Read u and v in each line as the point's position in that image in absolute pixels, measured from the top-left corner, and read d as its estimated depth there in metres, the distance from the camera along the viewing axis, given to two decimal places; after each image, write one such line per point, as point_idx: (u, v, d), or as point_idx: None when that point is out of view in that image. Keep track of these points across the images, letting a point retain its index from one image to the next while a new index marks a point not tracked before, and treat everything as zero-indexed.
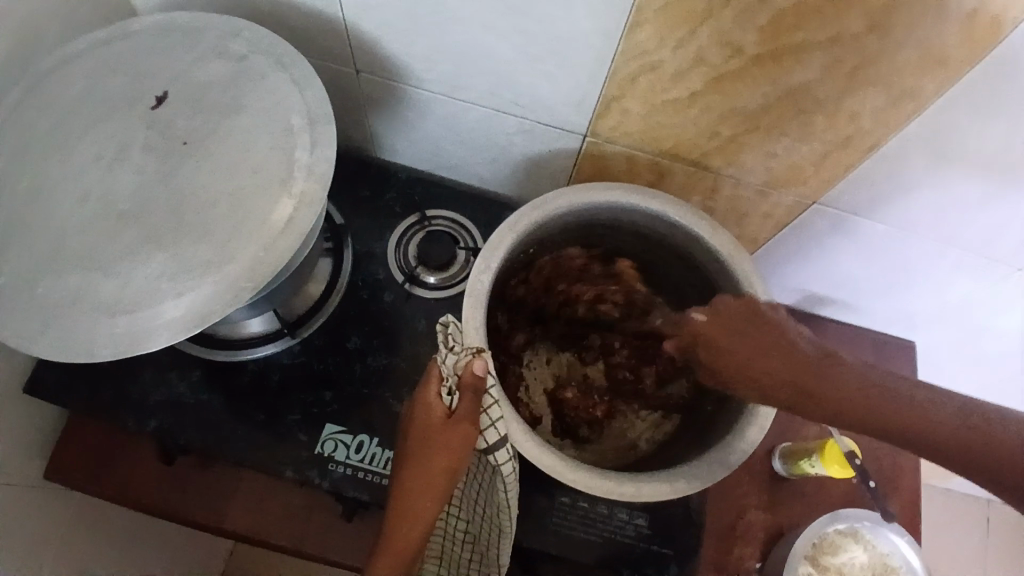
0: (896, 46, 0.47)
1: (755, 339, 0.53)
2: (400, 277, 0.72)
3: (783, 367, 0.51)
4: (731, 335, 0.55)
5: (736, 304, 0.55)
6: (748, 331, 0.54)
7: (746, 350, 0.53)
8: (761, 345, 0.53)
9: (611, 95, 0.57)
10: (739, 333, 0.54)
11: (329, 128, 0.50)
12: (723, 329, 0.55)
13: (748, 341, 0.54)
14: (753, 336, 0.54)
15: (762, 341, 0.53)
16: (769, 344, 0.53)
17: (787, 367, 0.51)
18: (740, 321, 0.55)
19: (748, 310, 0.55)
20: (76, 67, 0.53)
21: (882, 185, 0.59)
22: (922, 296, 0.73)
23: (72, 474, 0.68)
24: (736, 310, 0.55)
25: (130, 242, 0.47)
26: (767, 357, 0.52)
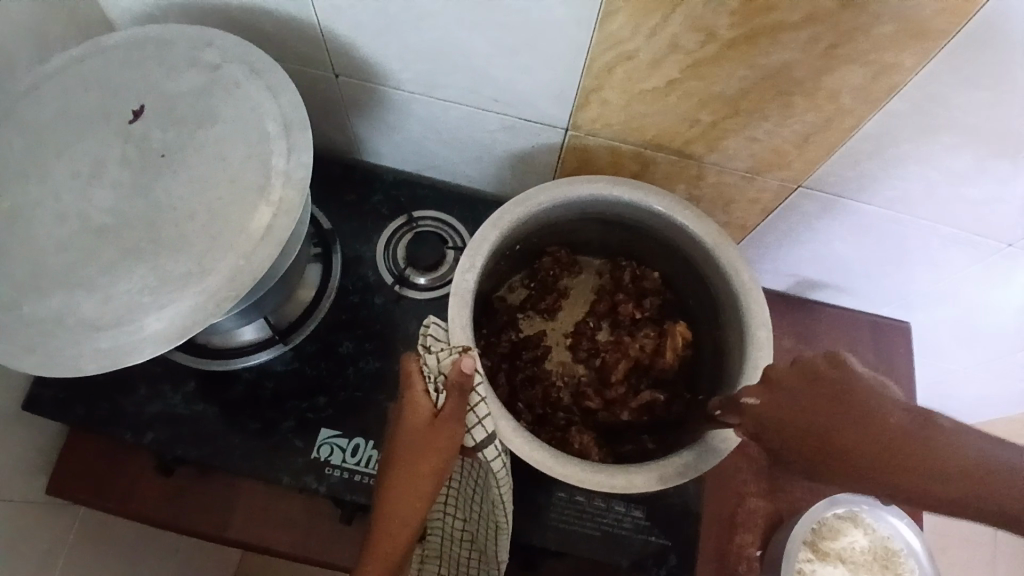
0: (873, 20, 0.46)
1: (841, 408, 0.48)
2: (389, 279, 0.72)
3: (877, 445, 0.46)
4: (812, 404, 0.48)
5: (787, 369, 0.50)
6: (843, 406, 0.48)
7: (821, 424, 0.48)
8: (843, 421, 0.47)
9: (589, 86, 0.57)
10: (803, 393, 0.49)
11: (305, 133, 0.50)
12: (779, 403, 0.50)
13: (828, 409, 0.48)
14: (846, 411, 0.47)
15: (855, 414, 0.47)
16: (862, 421, 0.47)
17: (880, 450, 0.46)
18: (795, 388, 0.50)
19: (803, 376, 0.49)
20: (51, 86, 0.53)
21: (868, 162, 0.58)
22: (916, 274, 0.72)
23: (74, 489, 0.68)
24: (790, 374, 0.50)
25: (110, 258, 0.47)
26: (857, 425, 0.47)
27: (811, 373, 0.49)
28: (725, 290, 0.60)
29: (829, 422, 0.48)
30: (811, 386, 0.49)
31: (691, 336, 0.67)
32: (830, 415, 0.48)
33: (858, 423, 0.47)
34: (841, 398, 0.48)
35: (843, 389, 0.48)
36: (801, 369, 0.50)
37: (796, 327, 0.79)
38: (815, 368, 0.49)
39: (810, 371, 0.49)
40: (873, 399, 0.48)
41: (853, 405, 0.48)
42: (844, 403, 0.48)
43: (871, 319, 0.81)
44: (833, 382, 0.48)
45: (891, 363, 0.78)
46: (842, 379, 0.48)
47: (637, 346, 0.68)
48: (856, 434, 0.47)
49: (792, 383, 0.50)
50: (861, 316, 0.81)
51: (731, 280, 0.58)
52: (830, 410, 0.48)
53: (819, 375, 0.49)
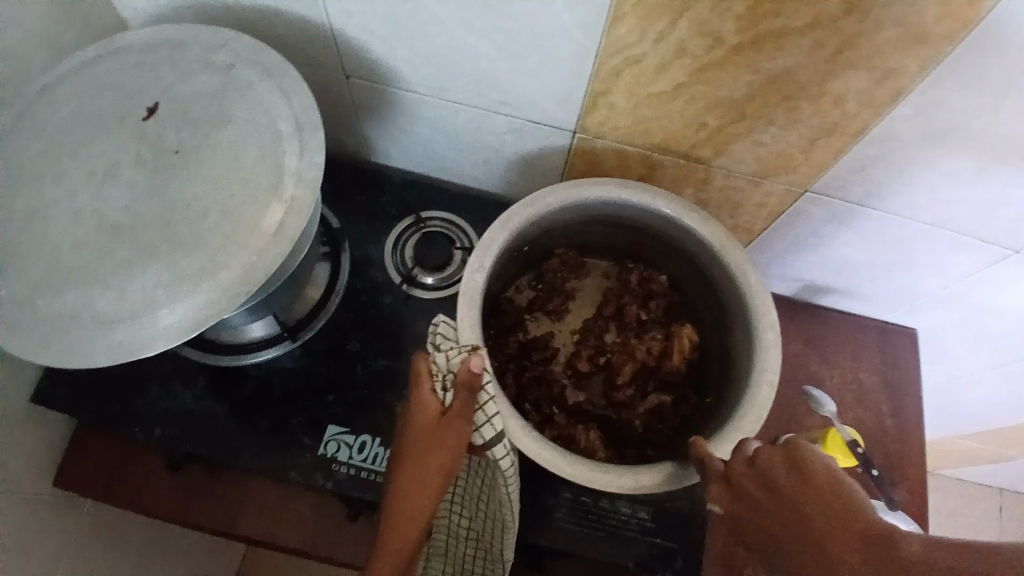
0: (876, 26, 0.46)
1: (793, 509, 0.46)
2: (397, 279, 0.72)
3: (823, 543, 0.43)
4: (782, 499, 0.47)
5: (743, 466, 0.50)
6: (827, 497, 0.45)
7: (779, 531, 0.46)
8: (822, 517, 0.44)
9: (596, 90, 0.58)
10: (770, 492, 0.48)
11: (316, 134, 0.51)
12: (738, 500, 0.49)
13: (777, 509, 0.46)
14: (830, 504, 0.45)
15: (834, 506, 0.44)
16: (842, 516, 0.44)
17: (867, 544, 0.42)
18: (754, 492, 0.49)
19: (757, 473, 0.49)
20: (68, 86, 0.54)
21: (873, 167, 0.58)
22: (922, 279, 0.72)
23: (85, 484, 0.69)
24: (747, 474, 0.50)
25: (125, 254, 0.48)
26: (841, 515, 0.44)
27: (775, 469, 0.48)
28: (732, 295, 0.60)
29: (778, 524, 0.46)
30: (783, 483, 0.47)
31: (697, 339, 0.68)
32: (810, 511, 0.45)
33: (839, 513, 0.44)
34: (819, 489, 0.45)
35: (800, 488, 0.46)
36: (766, 465, 0.49)
37: (802, 332, 0.79)
38: (778, 463, 0.48)
39: (773, 465, 0.48)
40: (850, 491, 0.45)
41: (833, 498, 0.45)
42: (820, 494, 0.45)
43: (877, 324, 0.80)
44: (803, 472, 0.47)
45: (898, 368, 0.77)
46: (789, 475, 0.47)
47: (644, 348, 0.68)
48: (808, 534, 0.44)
49: (761, 488, 0.48)
50: (868, 321, 0.81)
51: (739, 284, 0.59)
52: (808, 506, 0.45)
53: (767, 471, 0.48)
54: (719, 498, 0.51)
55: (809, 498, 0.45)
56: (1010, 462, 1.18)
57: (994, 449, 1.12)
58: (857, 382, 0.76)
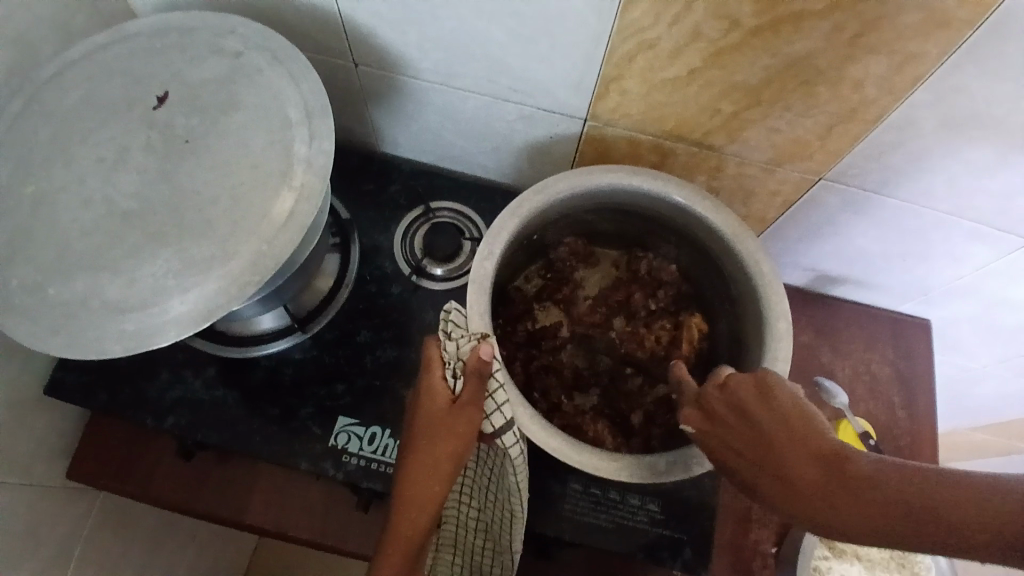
0: (897, 9, 0.45)
1: (751, 425, 0.43)
2: (406, 270, 0.72)
3: (786, 467, 0.40)
4: (755, 430, 0.42)
5: (716, 393, 0.46)
6: (792, 423, 0.41)
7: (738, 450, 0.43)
8: (783, 439, 0.41)
9: (609, 75, 0.57)
10: (737, 418, 0.44)
11: (326, 120, 0.51)
12: (709, 425, 0.45)
13: (741, 433, 0.43)
14: (795, 430, 0.41)
15: (798, 428, 0.41)
16: (807, 440, 0.41)
17: (830, 468, 0.39)
18: (727, 416, 0.45)
19: (727, 398, 0.45)
20: (75, 73, 0.54)
21: (890, 154, 0.57)
22: (937, 269, 0.71)
23: (95, 473, 0.69)
24: (719, 400, 0.45)
25: (135, 242, 0.48)
26: (800, 436, 0.41)
27: (744, 398, 0.44)
28: (743, 283, 0.60)
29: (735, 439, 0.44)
30: (752, 411, 0.43)
31: (706, 328, 0.68)
32: (779, 439, 0.41)
33: (804, 429, 0.41)
34: (785, 415, 0.42)
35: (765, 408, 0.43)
36: (733, 391, 0.45)
37: (814, 322, 0.78)
38: (749, 391, 0.44)
39: (742, 395, 0.44)
40: (813, 416, 0.42)
41: (795, 414, 0.42)
42: (782, 418, 0.42)
43: (889, 314, 0.80)
44: (768, 398, 0.43)
45: (911, 360, 0.77)
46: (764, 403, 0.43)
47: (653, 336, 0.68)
48: (763, 457, 0.42)
49: (728, 413, 0.45)
50: (881, 312, 0.80)
51: (751, 271, 0.58)
52: (774, 432, 0.42)
53: (741, 403, 0.44)
54: (693, 418, 0.47)
55: (766, 399, 0.43)
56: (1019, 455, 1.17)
57: (1003, 442, 1.12)
58: (869, 373, 0.76)
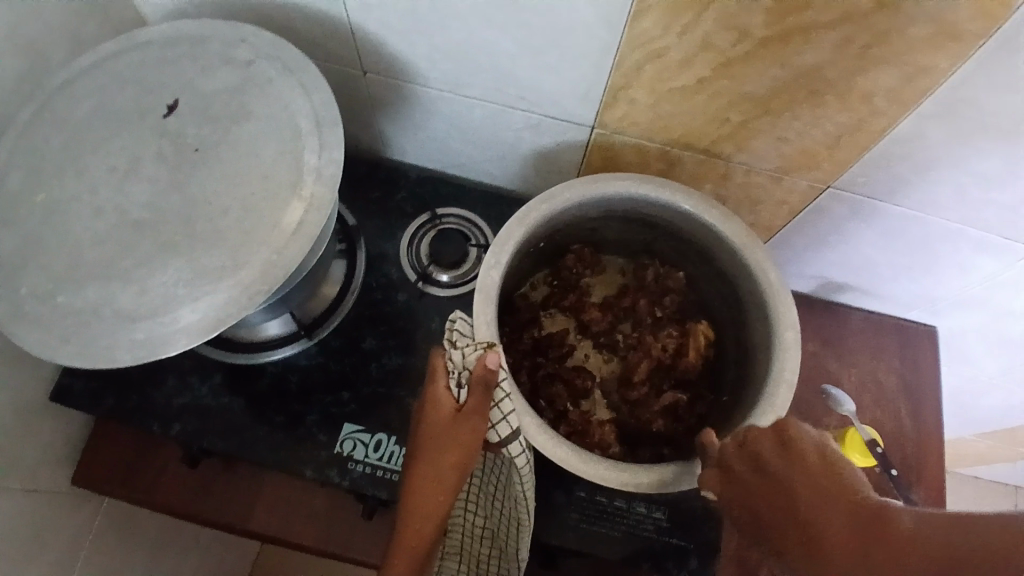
0: (907, 22, 0.45)
1: (769, 472, 0.44)
2: (412, 277, 0.72)
3: (806, 526, 0.41)
4: (778, 481, 0.44)
5: (732, 450, 0.48)
6: (821, 478, 0.43)
7: (759, 505, 0.44)
8: (811, 492, 0.42)
9: (617, 85, 0.57)
10: (759, 472, 0.45)
11: (336, 130, 0.50)
12: (730, 484, 0.47)
13: (764, 489, 0.44)
14: (825, 483, 0.42)
15: (825, 482, 0.42)
16: (833, 493, 0.42)
17: (857, 520, 0.40)
18: (742, 470, 0.46)
19: (746, 455, 0.47)
20: (85, 82, 0.54)
21: (899, 164, 0.57)
22: (945, 278, 0.71)
23: (101, 480, 0.69)
24: (738, 456, 0.47)
25: (145, 251, 0.48)
26: (829, 488, 0.42)
27: (764, 449, 0.46)
28: (751, 291, 0.60)
29: (759, 495, 0.44)
30: (775, 464, 0.44)
31: (713, 336, 0.68)
32: (805, 493, 0.42)
33: (828, 480, 0.43)
34: (812, 469, 0.43)
35: (786, 459, 0.44)
36: (755, 446, 0.47)
37: (820, 330, 0.78)
38: (768, 444, 0.46)
39: (763, 446, 0.46)
40: (842, 466, 0.43)
41: (820, 465, 0.44)
42: (811, 470, 0.43)
43: (896, 322, 0.79)
44: (793, 447, 0.45)
45: (916, 369, 0.76)
46: (780, 455, 0.45)
47: (659, 344, 0.68)
48: (779, 509, 0.43)
49: (748, 469, 0.46)
50: (888, 319, 0.80)
51: (759, 281, 0.58)
52: (795, 482, 0.43)
53: (759, 455, 0.46)
54: (711, 475, 0.49)
55: (781, 451, 0.45)
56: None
57: (1009, 449, 1.12)
58: (875, 382, 0.75)
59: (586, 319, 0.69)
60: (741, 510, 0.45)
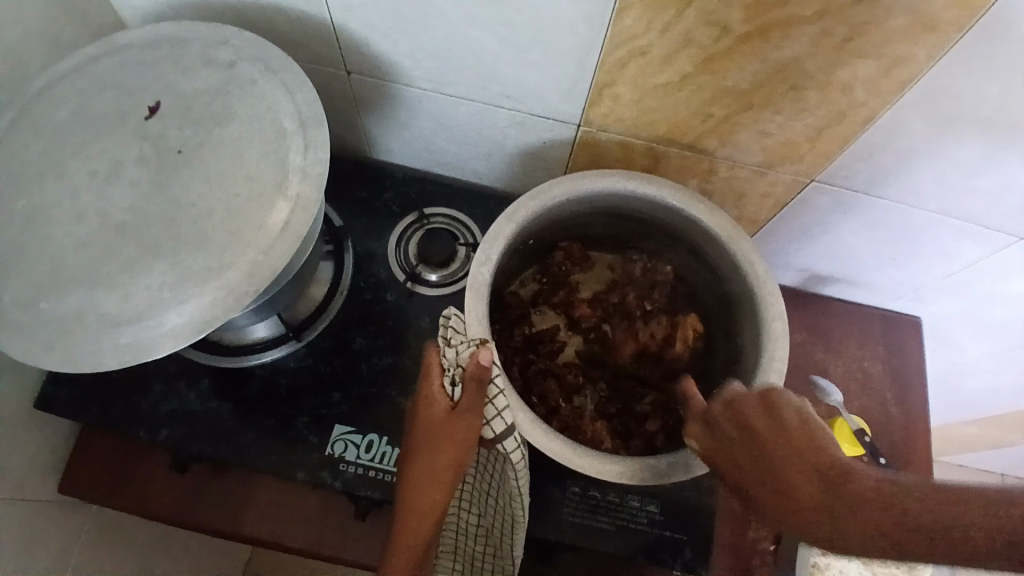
0: (885, 15, 0.46)
1: (756, 440, 0.46)
2: (401, 276, 0.72)
3: (790, 488, 0.44)
4: (760, 445, 0.45)
5: (718, 408, 0.49)
6: (803, 444, 0.45)
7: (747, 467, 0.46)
8: (795, 461, 0.44)
9: (601, 81, 0.57)
10: (745, 435, 0.47)
11: (321, 129, 0.50)
12: (718, 445, 0.48)
13: (751, 454, 0.46)
14: (806, 449, 0.45)
15: (805, 448, 0.45)
16: (815, 458, 0.44)
17: (828, 479, 0.44)
18: (727, 432, 0.48)
19: (732, 414, 0.48)
20: (64, 85, 0.53)
21: (880, 155, 0.58)
22: (927, 267, 0.72)
23: (88, 488, 0.68)
24: (722, 414, 0.48)
25: (130, 255, 0.47)
26: (808, 453, 0.44)
27: (751, 414, 0.47)
28: (738, 284, 0.60)
29: (746, 458, 0.46)
30: (759, 431, 0.46)
31: (702, 329, 0.67)
32: (789, 461, 0.44)
33: (811, 449, 0.44)
34: (796, 436, 0.45)
35: (772, 425, 0.46)
36: (742, 409, 0.47)
37: (807, 322, 0.79)
38: (753, 407, 0.47)
39: (749, 411, 0.47)
40: (818, 431, 0.46)
41: (801, 430, 0.45)
42: (794, 438, 0.45)
43: (880, 312, 0.81)
44: (778, 416, 0.46)
45: (902, 357, 0.78)
46: (768, 422, 0.46)
47: (648, 333, 0.68)
48: (764, 473, 0.45)
49: (735, 430, 0.47)
50: (873, 310, 0.81)
51: (746, 274, 0.58)
52: (780, 448, 0.45)
53: (746, 419, 0.47)
54: (700, 435, 0.49)
55: (766, 415, 0.46)
56: (1008, 447, 1.19)
57: (993, 435, 1.14)
58: (862, 372, 0.77)
59: (576, 315, 0.70)
60: (727, 471, 0.47)
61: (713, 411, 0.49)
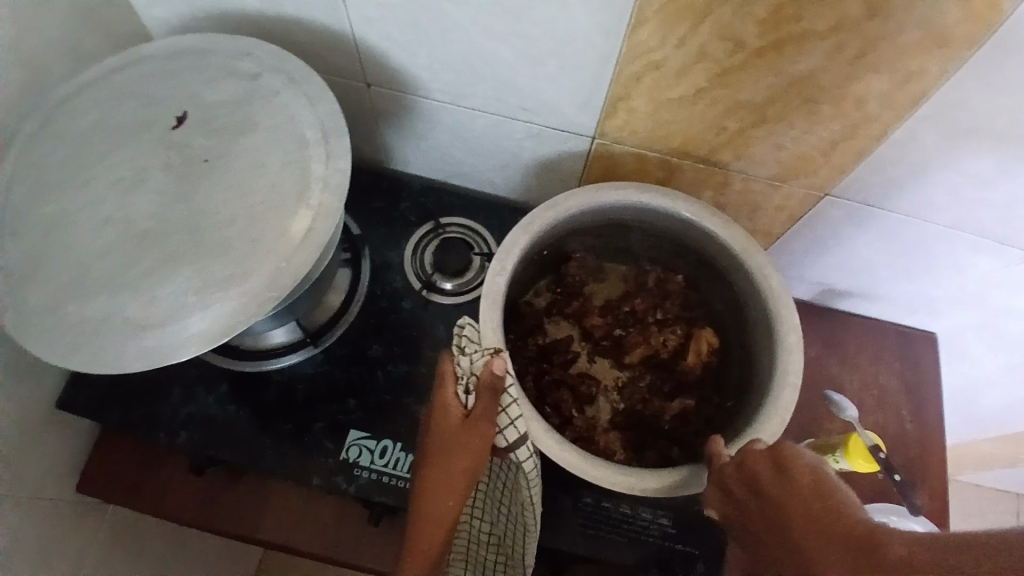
0: (899, 30, 0.47)
1: (766, 500, 0.45)
2: (416, 285, 0.73)
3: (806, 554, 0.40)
4: (770, 505, 0.44)
5: (729, 469, 0.49)
6: (813, 506, 0.42)
7: (764, 531, 0.44)
8: (802, 519, 0.42)
9: (617, 94, 0.58)
10: (757, 495, 0.46)
11: (343, 141, 0.52)
12: (734, 507, 0.48)
13: (763, 514, 0.44)
14: (818, 511, 0.42)
15: (818, 511, 0.42)
16: (832, 521, 0.41)
17: (850, 549, 0.39)
18: (740, 493, 0.47)
19: (742, 475, 0.48)
20: (93, 95, 0.55)
21: (895, 169, 0.58)
22: (943, 282, 0.72)
23: (108, 490, 0.70)
24: (733, 477, 0.48)
25: (155, 260, 0.49)
26: (821, 515, 0.41)
27: (760, 472, 0.46)
28: (751, 296, 0.61)
29: (762, 521, 0.44)
30: (769, 488, 0.45)
31: (717, 342, 0.68)
32: (800, 523, 0.42)
33: (826, 509, 0.42)
34: (804, 494, 0.43)
35: (781, 483, 0.44)
36: (751, 466, 0.47)
37: (821, 336, 0.79)
38: (763, 466, 0.46)
39: (758, 469, 0.46)
40: (835, 491, 0.43)
41: (812, 492, 0.43)
42: (804, 496, 0.43)
43: (895, 327, 0.81)
44: (788, 474, 0.44)
45: (918, 372, 0.77)
46: (775, 479, 0.45)
47: (661, 338, 0.69)
48: (781, 542, 0.42)
49: (748, 490, 0.46)
50: (888, 325, 0.81)
51: (760, 287, 0.59)
52: (789, 507, 0.43)
53: (755, 478, 0.46)
54: (713, 497, 0.50)
55: (773, 474, 0.45)
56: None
57: (1011, 454, 1.12)
58: (877, 386, 0.76)
59: (590, 325, 0.70)
60: (749, 536, 0.45)
61: (721, 471, 0.49)
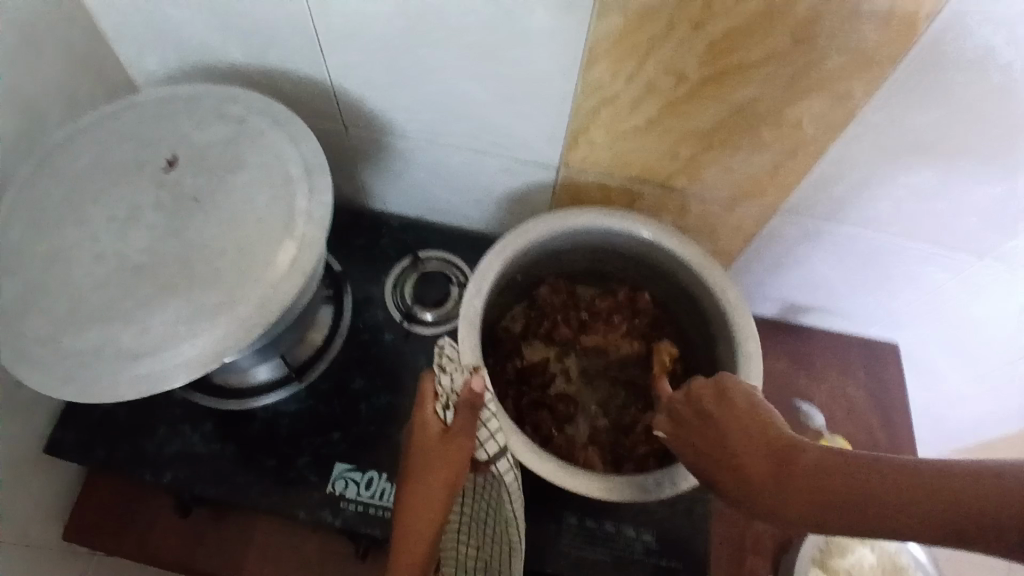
0: (826, 57, 0.51)
1: (707, 424, 0.45)
2: (396, 316, 0.75)
3: (743, 469, 0.41)
4: (710, 429, 0.44)
5: (676, 399, 0.48)
6: (749, 425, 0.43)
7: (700, 453, 0.44)
8: (739, 437, 0.42)
9: (577, 128, 0.63)
10: (699, 421, 0.46)
11: (325, 176, 0.55)
12: (675, 436, 0.47)
13: (703, 438, 0.45)
14: (753, 427, 0.43)
15: (753, 426, 0.43)
16: (762, 434, 0.42)
17: (779, 457, 0.41)
18: (681, 420, 0.47)
19: (688, 404, 0.47)
20: (83, 143, 0.58)
21: (838, 184, 0.63)
22: (898, 291, 0.76)
23: (92, 533, 0.71)
24: (677, 405, 0.48)
25: (146, 293, 0.51)
26: (756, 430, 0.42)
27: (704, 400, 0.46)
28: (712, 308, 0.64)
29: (701, 443, 0.45)
30: (710, 412, 0.45)
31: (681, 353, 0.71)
32: (735, 439, 0.43)
33: (762, 426, 0.43)
34: (742, 415, 0.44)
35: (720, 409, 0.45)
36: (694, 396, 0.47)
37: (788, 350, 0.85)
38: (707, 395, 0.46)
39: (703, 397, 0.46)
40: (770, 412, 0.44)
41: (751, 412, 0.44)
42: (742, 418, 0.43)
43: (860, 339, 0.85)
44: (728, 399, 0.45)
45: (885, 385, 0.82)
46: (718, 404, 0.45)
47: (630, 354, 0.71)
48: (714, 457, 0.43)
49: (691, 417, 0.46)
50: (855, 338, 0.85)
51: (721, 300, 0.62)
52: (728, 427, 0.43)
53: (697, 404, 0.46)
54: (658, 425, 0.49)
55: (713, 400, 0.46)
56: None
57: None
58: (847, 398, 0.81)
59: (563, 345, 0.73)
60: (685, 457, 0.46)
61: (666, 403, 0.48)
